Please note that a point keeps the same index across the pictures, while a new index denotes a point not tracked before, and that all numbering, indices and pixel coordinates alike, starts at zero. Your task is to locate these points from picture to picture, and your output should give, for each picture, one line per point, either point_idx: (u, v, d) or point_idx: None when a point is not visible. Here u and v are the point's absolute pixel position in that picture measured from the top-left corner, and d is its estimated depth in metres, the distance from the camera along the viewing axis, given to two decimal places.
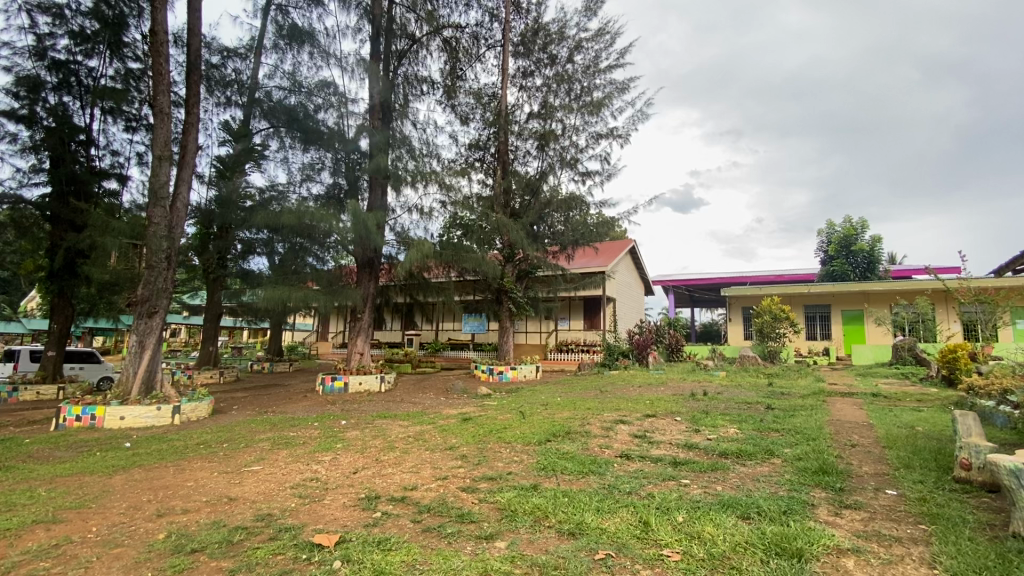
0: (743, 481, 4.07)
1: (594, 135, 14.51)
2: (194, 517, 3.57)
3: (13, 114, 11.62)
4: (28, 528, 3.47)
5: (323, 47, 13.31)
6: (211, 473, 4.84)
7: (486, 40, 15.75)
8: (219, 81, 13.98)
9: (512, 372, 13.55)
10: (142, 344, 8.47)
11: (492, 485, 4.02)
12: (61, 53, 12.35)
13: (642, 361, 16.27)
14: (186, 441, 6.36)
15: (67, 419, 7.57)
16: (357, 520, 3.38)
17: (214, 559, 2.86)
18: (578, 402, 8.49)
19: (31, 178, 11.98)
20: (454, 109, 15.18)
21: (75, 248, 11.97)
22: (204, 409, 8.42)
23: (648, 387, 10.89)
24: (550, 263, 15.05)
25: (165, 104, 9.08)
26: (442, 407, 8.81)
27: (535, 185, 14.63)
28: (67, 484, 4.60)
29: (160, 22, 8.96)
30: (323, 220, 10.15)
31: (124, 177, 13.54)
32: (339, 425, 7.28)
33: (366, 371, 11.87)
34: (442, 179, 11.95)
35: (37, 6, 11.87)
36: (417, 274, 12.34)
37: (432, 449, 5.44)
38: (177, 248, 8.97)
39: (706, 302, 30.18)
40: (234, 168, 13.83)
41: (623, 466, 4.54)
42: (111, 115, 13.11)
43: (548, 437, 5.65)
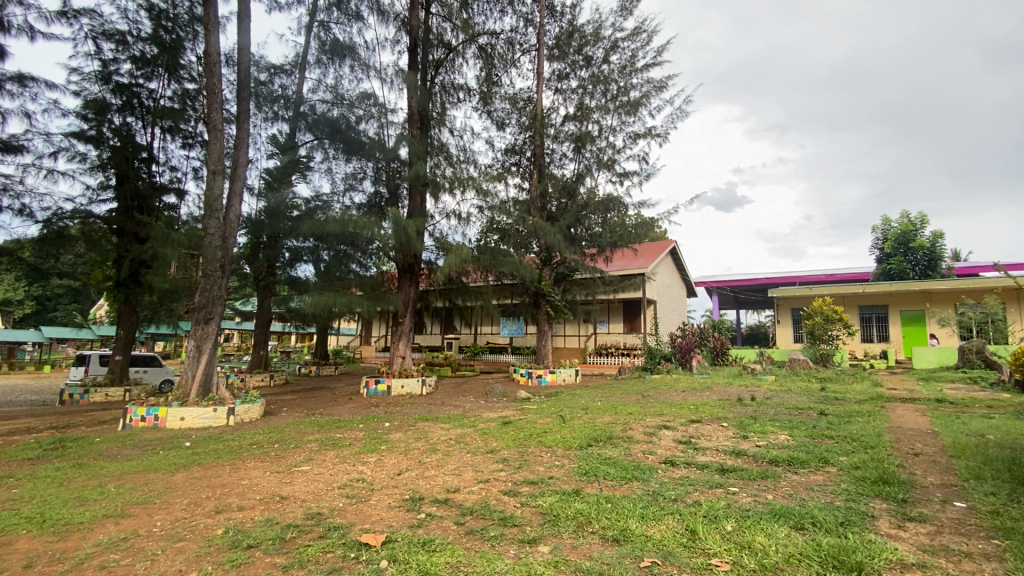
0: (795, 490, 3.89)
1: (631, 134, 14.29)
2: (249, 515, 3.73)
3: (83, 135, 12.51)
4: (100, 521, 3.72)
5: (363, 60, 13.75)
6: (264, 472, 5.05)
7: (521, 45, 15.86)
8: (267, 97, 14.66)
9: (551, 376, 13.50)
10: (200, 348, 8.92)
11: (534, 489, 4.00)
12: (124, 77, 13.25)
13: (685, 364, 15.86)
14: (240, 441, 6.67)
15: (133, 419, 8.08)
16: (403, 521, 3.45)
17: (268, 555, 2.98)
18: (620, 407, 8.34)
19: (99, 194, 12.88)
20: (490, 115, 15.29)
21: (139, 258, 12.80)
22: (257, 410, 8.81)
23: (692, 392, 10.61)
24: (588, 265, 14.92)
25: (219, 121, 9.57)
26: (483, 411, 8.84)
27: (571, 187, 14.57)
28: (133, 481, 4.90)
29: (212, 45, 9.48)
30: (365, 228, 10.41)
31: (182, 191, 14.34)
32: (383, 427, 7.44)
33: (408, 374, 12.11)
34: (479, 185, 12.09)
35: (102, 33, 12.80)
36: (456, 279, 12.52)
37: (474, 452, 5.48)
38: (231, 258, 9.43)
39: (751, 304, 29.15)
40: (281, 179, 14.45)
41: (668, 472, 4.43)
42: (170, 133, 13.95)
43: (590, 442, 5.59)
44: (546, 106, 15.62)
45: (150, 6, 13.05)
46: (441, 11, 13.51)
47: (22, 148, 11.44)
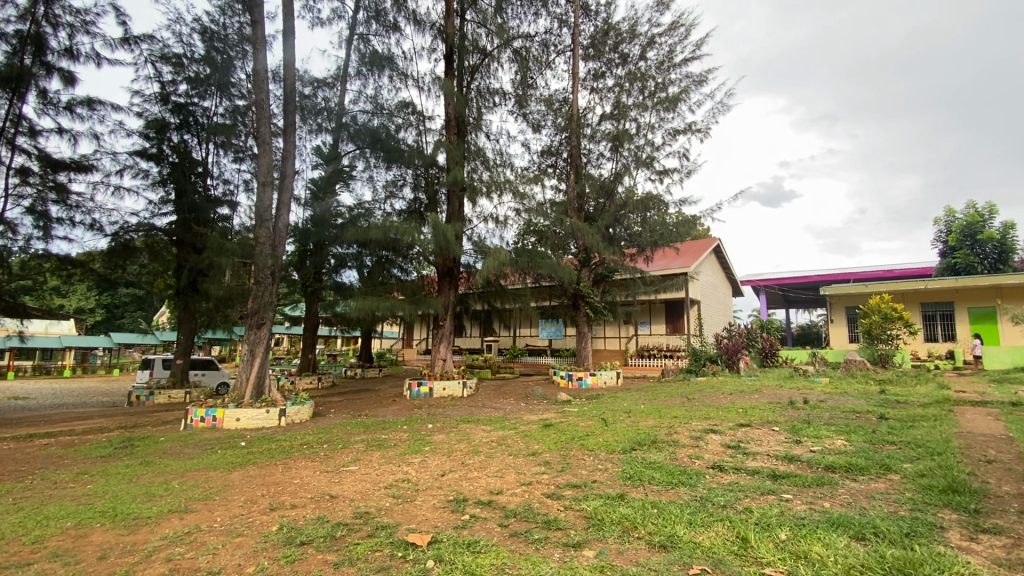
0: (855, 498, 3.70)
1: (670, 131, 13.98)
2: (301, 512, 3.87)
3: (145, 153, 13.38)
4: (166, 516, 3.95)
5: (401, 70, 14.12)
6: (314, 471, 5.22)
7: (556, 46, 15.83)
8: (312, 111, 15.23)
9: (591, 378, 13.37)
10: (253, 351, 9.33)
11: (578, 493, 3.97)
12: (181, 97, 14.09)
13: (732, 366, 15.36)
14: (291, 441, 6.94)
15: (194, 420, 8.53)
16: (448, 521, 3.50)
17: (320, 552, 3.08)
18: (664, 410, 8.17)
19: (160, 208, 13.71)
20: (526, 118, 15.31)
21: (196, 267, 13.57)
22: (306, 412, 9.16)
23: (739, 394, 10.27)
24: (628, 265, 14.68)
25: (267, 134, 10.00)
26: (523, 413, 8.83)
27: (609, 187, 14.39)
28: (194, 478, 5.19)
29: (260, 63, 9.94)
30: (406, 234, 10.65)
31: (234, 203, 15.07)
32: (426, 429, 7.58)
33: (449, 376, 12.27)
34: (516, 187, 12.15)
35: (161, 57, 13.66)
36: (494, 282, 12.65)
37: (516, 454, 5.49)
38: (280, 265, 9.84)
39: (802, 302, 27.92)
40: (326, 189, 14.97)
41: (716, 478, 4.30)
42: (223, 148, 14.71)
43: (633, 445, 5.50)
44: (582, 107, 15.51)
45: (204, 30, 13.84)
46: (476, 17, 13.71)
47: (92, 167, 12.34)
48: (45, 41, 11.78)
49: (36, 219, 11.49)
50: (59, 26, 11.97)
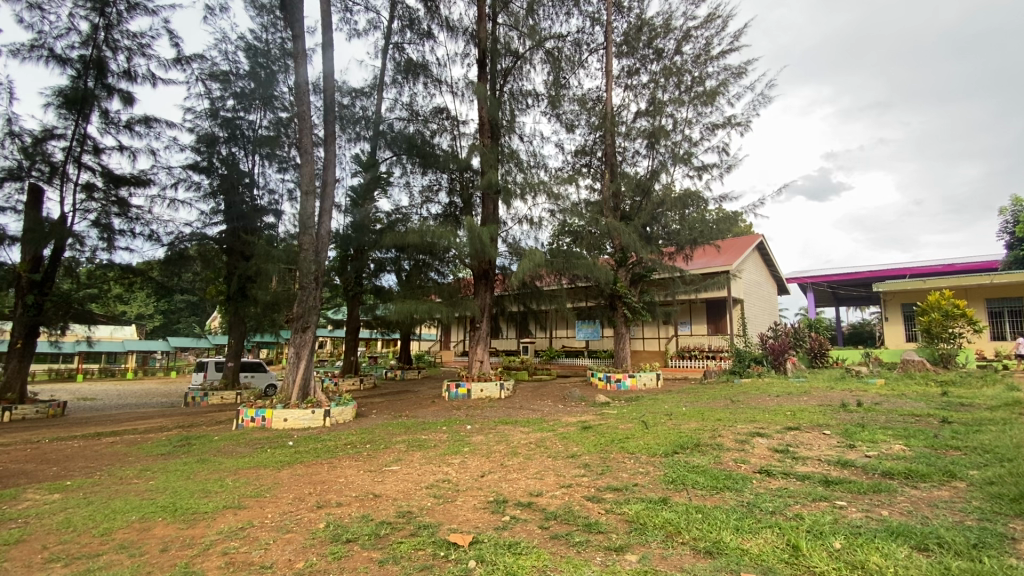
0: (916, 506, 3.49)
1: (709, 125, 13.61)
2: (347, 510, 3.99)
3: (197, 166, 14.11)
4: (221, 511, 4.15)
5: (435, 76, 14.36)
6: (358, 471, 5.35)
7: (588, 45, 15.70)
8: (350, 120, 15.69)
9: (631, 380, 13.18)
10: (299, 354, 9.64)
11: (619, 496, 3.92)
12: (229, 112, 14.78)
13: (779, 367, 14.79)
14: (336, 441, 7.14)
15: (245, 420, 8.90)
16: (489, 522, 3.52)
17: (365, 549, 3.16)
18: (707, 413, 7.93)
19: (211, 218, 14.41)
20: (560, 118, 15.23)
21: (245, 274, 14.18)
22: (349, 412, 9.42)
23: (787, 396, 9.86)
24: (666, 264, 14.40)
25: (308, 144, 10.32)
26: (562, 415, 8.80)
27: (646, 185, 14.11)
28: (247, 476, 5.42)
29: (302, 76, 10.32)
30: (442, 238, 10.80)
31: (279, 212, 15.67)
32: (465, 430, 7.66)
33: (487, 378, 12.35)
34: (550, 188, 12.11)
35: (210, 75, 14.37)
36: (530, 283, 12.65)
37: (555, 456, 5.46)
38: (323, 270, 10.15)
39: (853, 300, 26.62)
40: (365, 196, 15.34)
41: (764, 483, 4.15)
42: (268, 159, 15.34)
43: (676, 449, 5.38)
44: (617, 104, 15.31)
45: (249, 46, 14.49)
46: (508, 20, 13.77)
47: (150, 181, 13.10)
48: (106, 65, 12.60)
49: (100, 232, 12.31)
50: (118, 50, 12.78)
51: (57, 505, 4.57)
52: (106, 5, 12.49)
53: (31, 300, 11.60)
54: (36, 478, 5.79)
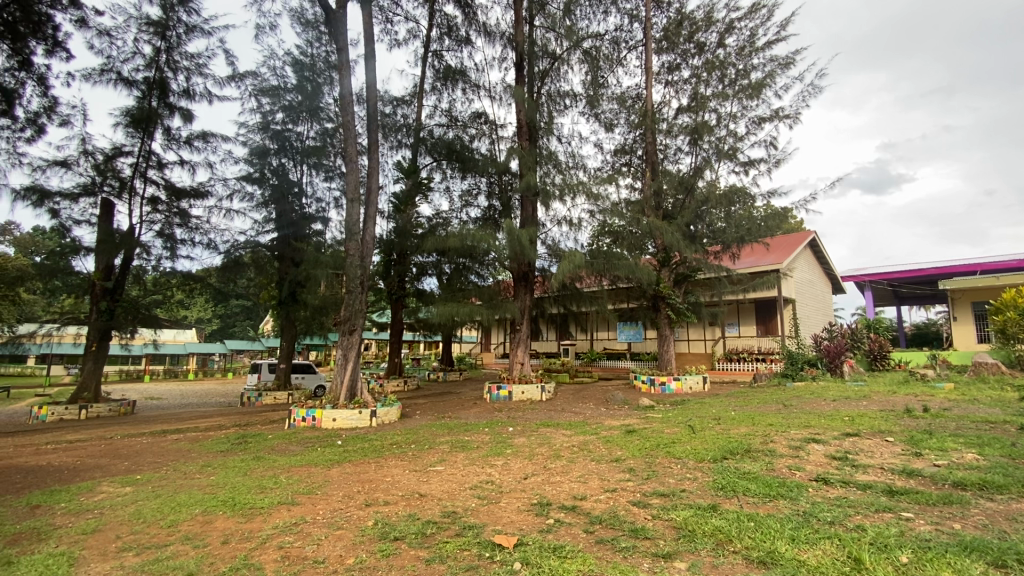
0: (993, 520, 3.24)
1: (755, 119, 13.13)
2: (394, 509, 4.08)
3: (251, 177, 14.84)
4: (277, 507, 4.33)
5: (474, 81, 14.54)
6: (403, 470, 5.47)
7: (627, 43, 15.48)
8: (392, 128, 16.09)
9: (676, 383, 12.87)
10: (346, 356, 9.90)
11: (665, 502, 3.83)
12: (279, 124, 15.46)
13: (835, 370, 14.07)
14: (382, 441, 7.34)
15: (296, 419, 9.25)
16: (533, 525, 3.52)
17: (412, 548, 3.22)
18: (758, 417, 7.63)
19: (264, 227, 15.11)
20: (598, 118, 15.08)
21: (295, 279, 14.74)
22: (394, 413, 9.66)
23: (845, 401, 9.36)
24: (711, 264, 13.99)
25: (353, 153, 10.64)
26: (605, 418, 8.67)
27: (689, 182, 13.77)
28: (300, 473, 5.62)
29: (346, 87, 10.66)
30: (482, 241, 10.90)
31: (326, 219, 16.24)
32: (507, 432, 7.69)
33: (528, 380, 12.34)
34: (590, 189, 11.98)
35: (261, 90, 15.09)
36: (570, 284, 12.60)
37: (598, 460, 5.40)
38: (368, 275, 10.45)
39: (916, 299, 25.03)
40: (407, 202, 15.69)
41: (821, 492, 3.96)
42: (315, 169, 15.94)
43: (725, 454, 5.21)
44: (657, 101, 15.01)
45: (296, 61, 15.13)
46: (545, 23, 13.77)
47: (208, 193, 13.87)
48: (168, 85, 13.45)
49: (164, 241, 13.12)
50: (178, 70, 13.62)
51: (128, 498, 4.90)
52: (168, 29, 13.36)
53: (104, 306, 12.48)
54: (110, 472, 6.23)
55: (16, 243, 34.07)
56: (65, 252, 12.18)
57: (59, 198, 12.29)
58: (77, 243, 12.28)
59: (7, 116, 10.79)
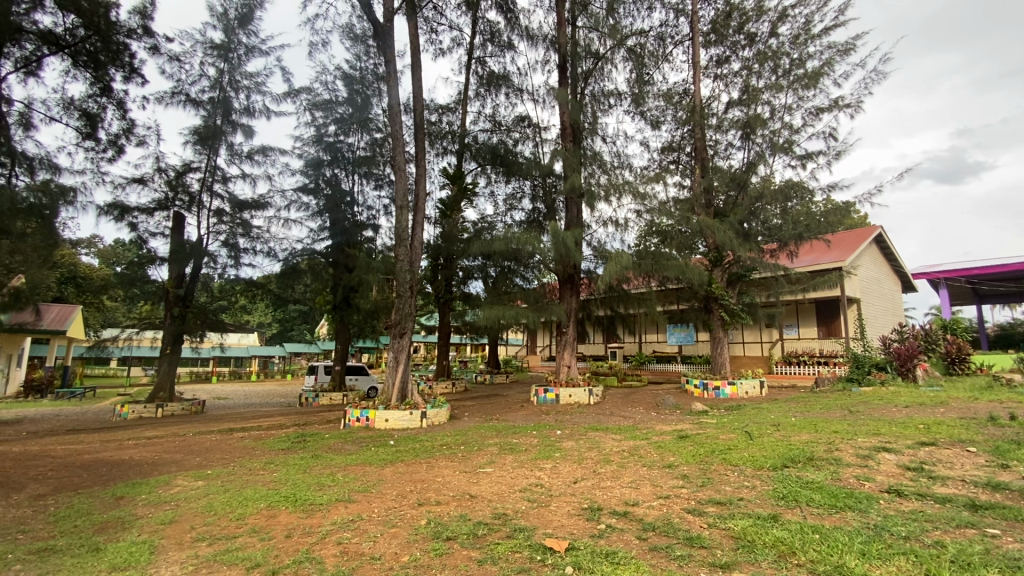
0: None
1: (812, 110, 12.50)
2: (446, 509, 4.16)
3: (307, 188, 15.56)
4: (335, 504, 4.51)
5: (517, 85, 14.63)
6: (453, 471, 5.58)
7: (673, 38, 15.13)
8: (438, 135, 16.42)
9: (730, 387, 12.40)
10: (397, 359, 10.15)
11: (722, 510, 3.70)
12: (332, 136, 16.11)
13: (907, 374, 13.12)
14: (432, 442, 7.50)
15: (351, 419, 9.59)
16: (584, 529, 3.49)
17: (464, 549, 3.27)
18: (821, 424, 7.21)
19: (319, 235, 15.77)
20: (644, 115, 14.80)
21: (349, 284, 15.29)
22: (444, 414, 9.85)
23: (918, 407, 8.72)
24: (767, 263, 13.41)
25: (401, 161, 10.92)
26: (655, 423, 8.47)
27: (742, 178, 13.26)
28: (355, 472, 5.83)
29: (394, 97, 10.99)
30: (527, 244, 10.91)
31: (377, 226, 16.76)
32: (555, 435, 7.66)
33: (575, 383, 12.23)
34: (636, 188, 11.75)
35: (315, 104, 15.80)
36: (617, 286, 12.42)
37: (650, 465, 5.28)
38: (417, 280, 10.68)
39: (1000, 297, 22.98)
40: (453, 207, 15.97)
41: (893, 504, 3.71)
42: (366, 178, 16.51)
43: (786, 462, 4.97)
44: (706, 96, 14.58)
45: (346, 75, 15.74)
46: (589, 22, 13.65)
47: (267, 204, 14.63)
48: (230, 103, 14.31)
49: (229, 250, 13.94)
50: (240, 90, 14.47)
51: (201, 491, 5.24)
52: (230, 51, 14.25)
53: (177, 312, 13.43)
54: (185, 467, 6.70)
55: (100, 254, 37.16)
56: (142, 262, 13.20)
57: (137, 213, 13.32)
58: (152, 253, 13.26)
59: (92, 139, 11.82)
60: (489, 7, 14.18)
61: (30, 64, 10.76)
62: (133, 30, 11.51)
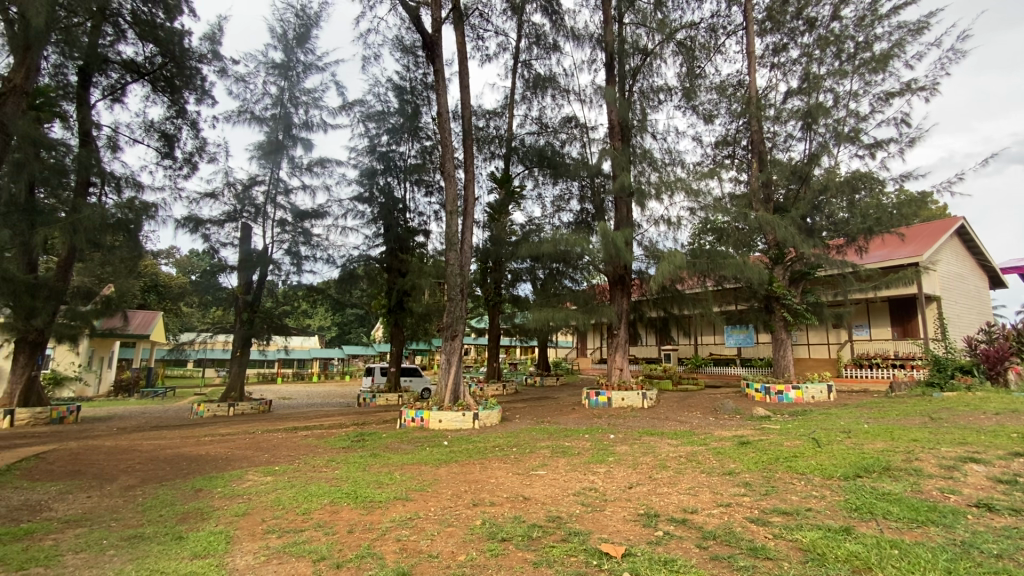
0: None
1: (881, 95, 11.70)
2: (500, 510, 4.20)
3: (362, 197, 16.15)
4: (393, 502, 4.66)
5: (563, 86, 14.58)
6: (506, 473, 5.61)
7: (725, 28, 14.59)
8: (485, 140, 16.58)
9: (795, 391, 11.77)
10: (449, 360, 10.33)
11: (788, 521, 3.53)
12: (384, 146, 16.65)
13: (997, 378, 11.97)
14: (485, 443, 7.58)
15: (407, 419, 9.86)
16: (641, 536, 3.42)
17: (520, 550, 3.30)
18: (897, 432, 6.71)
19: (374, 242, 16.32)
20: (696, 110, 14.34)
21: (402, 288, 15.71)
22: (495, 416, 9.94)
23: (1012, 414, 7.94)
24: (834, 259, 12.64)
25: (451, 167, 11.12)
26: (714, 428, 8.17)
27: (803, 171, 12.60)
28: (411, 471, 5.98)
29: (442, 105, 11.23)
30: (576, 245, 10.82)
31: (428, 232, 17.14)
32: (609, 439, 7.55)
33: (628, 387, 12.00)
34: (689, 185, 11.36)
35: (368, 116, 16.39)
36: (670, 287, 12.09)
37: (709, 472, 5.10)
38: (467, 283, 10.85)
39: None
40: (501, 211, 16.12)
41: (984, 520, 3.39)
42: (417, 185, 16.94)
43: (858, 472, 4.66)
44: (762, 86, 13.96)
45: (397, 86, 16.26)
46: (636, 18, 13.38)
47: (326, 213, 15.31)
48: (290, 119, 15.11)
49: (292, 258, 14.70)
50: (299, 105, 15.24)
51: (270, 486, 5.56)
52: (290, 69, 15.08)
53: (245, 317, 14.28)
54: (255, 463, 7.12)
55: (177, 264, 40.14)
56: (214, 270, 14.15)
57: (210, 225, 14.30)
58: (223, 262, 14.20)
59: (169, 158, 12.84)
60: (535, 11, 14.21)
61: (116, 91, 11.84)
62: (204, 55, 12.40)
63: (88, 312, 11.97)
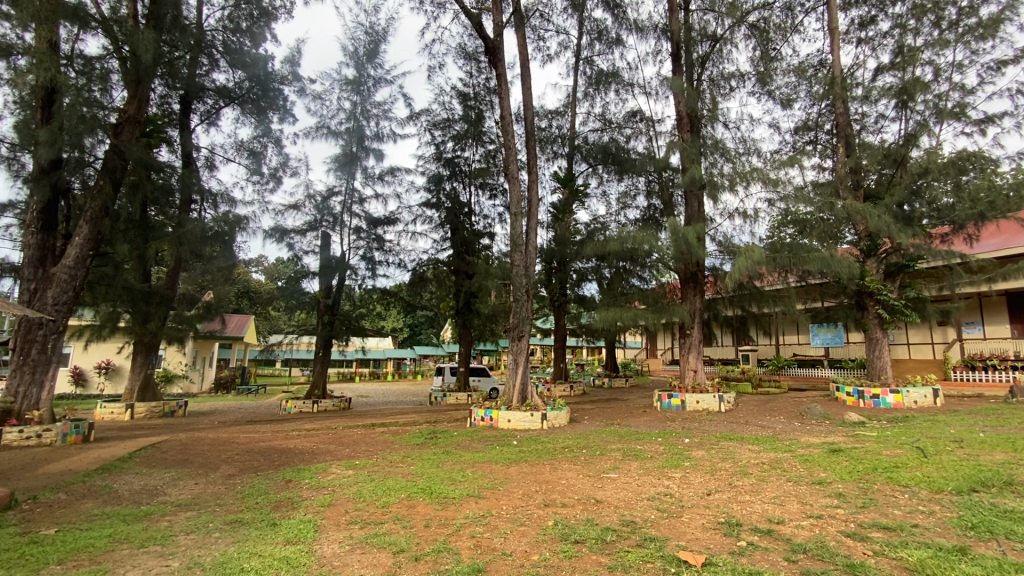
0: None
1: (991, 65, 10.46)
2: (572, 512, 4.17)
3: (430, 203, 16.65)
4: (466, 499, 4.76)
5: (627, 80, 14.24)
6: (577, 474, 5.56)
7: (803, 5, 13.62)
8: (548, 140, 16.58)
9: (893, 395, 10.74)
10: (517, 360, 10.44)
11: (891, 537, 3.22)
12: (449, 152, 17.08)
13: None
14: (555, 444, 7.55)
15: (476, 419, 10.03)
16: (722, 545, 3.27)
17: (594, 553, 3.25)
18: (1021, 442, 5.94)
19: (441, 246, 16.79)
20: (773, 94, 13.47)
21: (470, 290, 16.02)
22: (564, 417, 9.88)
23: None
24: (938, 249, 11.40)
25: (514, 169, 11.19)
26: (800, 434, 7.64)
27: (898, 154, 11.49)
28: (483, 469, 6.08)
29: (505, 109, 11.34)
30: (644, 242, 10.47)
31: (493, 234, 17.36)
32: (683, 443, 7.27)
33: (703, 389, 11.50)
34: (766, 174, 10.67)
35: (434, 123, 16.88)
36: (748, 284, 11.42)
37: (796, 480, 4.78)
38: (532, 283, 10.88)
39: None
40: (565, 211, 16.02)
41: None
42: (482, 188, 17.23)
43: (974, 485, 4.17)
44: (847, 65, 12.90)
45: (461, 93, 16.65)
46: (704, 4, 12.81)
47: (397, 219, 15.94)
48: (362, 131, 15.90)
49: (367, 263, 15.46)
50: (370, 118, 15.99)
51: (350, 479, 5.88)
52: (361, 84, 15.88)
53: (326, 319, 15.11)
54: (337, 457, 7.55)
55: (266, 271, 43.48)
56: (299, 276, 15.19)
57: (293, 234, 15.36)
58: (306, 268, 15.20)
59: (257, 174, 13.94)
60: (596, 6, 14.02)
61: (211, 115, 13.03)
62: (285, 77, 13.36)
63: (192, 317, 13.24)
